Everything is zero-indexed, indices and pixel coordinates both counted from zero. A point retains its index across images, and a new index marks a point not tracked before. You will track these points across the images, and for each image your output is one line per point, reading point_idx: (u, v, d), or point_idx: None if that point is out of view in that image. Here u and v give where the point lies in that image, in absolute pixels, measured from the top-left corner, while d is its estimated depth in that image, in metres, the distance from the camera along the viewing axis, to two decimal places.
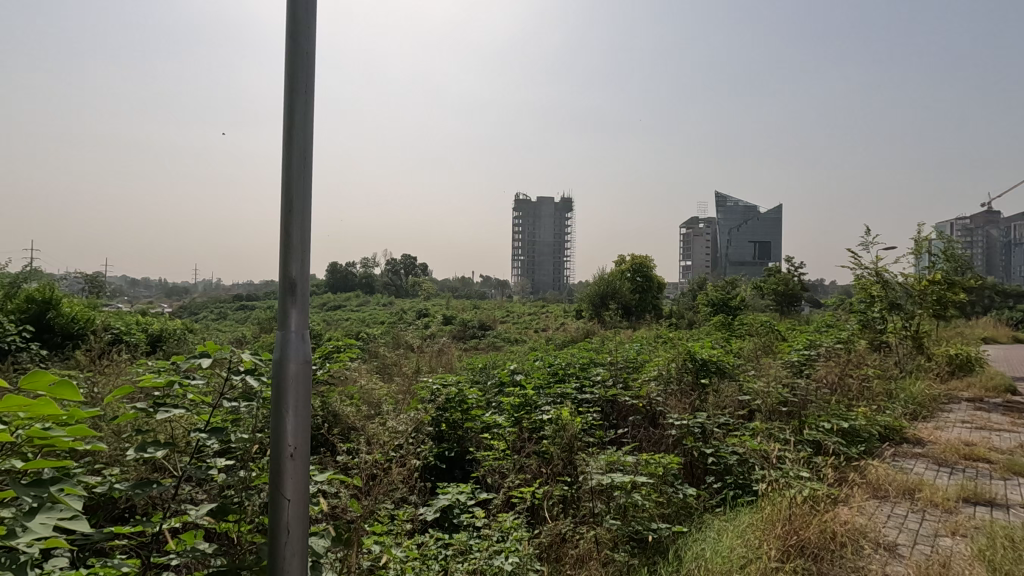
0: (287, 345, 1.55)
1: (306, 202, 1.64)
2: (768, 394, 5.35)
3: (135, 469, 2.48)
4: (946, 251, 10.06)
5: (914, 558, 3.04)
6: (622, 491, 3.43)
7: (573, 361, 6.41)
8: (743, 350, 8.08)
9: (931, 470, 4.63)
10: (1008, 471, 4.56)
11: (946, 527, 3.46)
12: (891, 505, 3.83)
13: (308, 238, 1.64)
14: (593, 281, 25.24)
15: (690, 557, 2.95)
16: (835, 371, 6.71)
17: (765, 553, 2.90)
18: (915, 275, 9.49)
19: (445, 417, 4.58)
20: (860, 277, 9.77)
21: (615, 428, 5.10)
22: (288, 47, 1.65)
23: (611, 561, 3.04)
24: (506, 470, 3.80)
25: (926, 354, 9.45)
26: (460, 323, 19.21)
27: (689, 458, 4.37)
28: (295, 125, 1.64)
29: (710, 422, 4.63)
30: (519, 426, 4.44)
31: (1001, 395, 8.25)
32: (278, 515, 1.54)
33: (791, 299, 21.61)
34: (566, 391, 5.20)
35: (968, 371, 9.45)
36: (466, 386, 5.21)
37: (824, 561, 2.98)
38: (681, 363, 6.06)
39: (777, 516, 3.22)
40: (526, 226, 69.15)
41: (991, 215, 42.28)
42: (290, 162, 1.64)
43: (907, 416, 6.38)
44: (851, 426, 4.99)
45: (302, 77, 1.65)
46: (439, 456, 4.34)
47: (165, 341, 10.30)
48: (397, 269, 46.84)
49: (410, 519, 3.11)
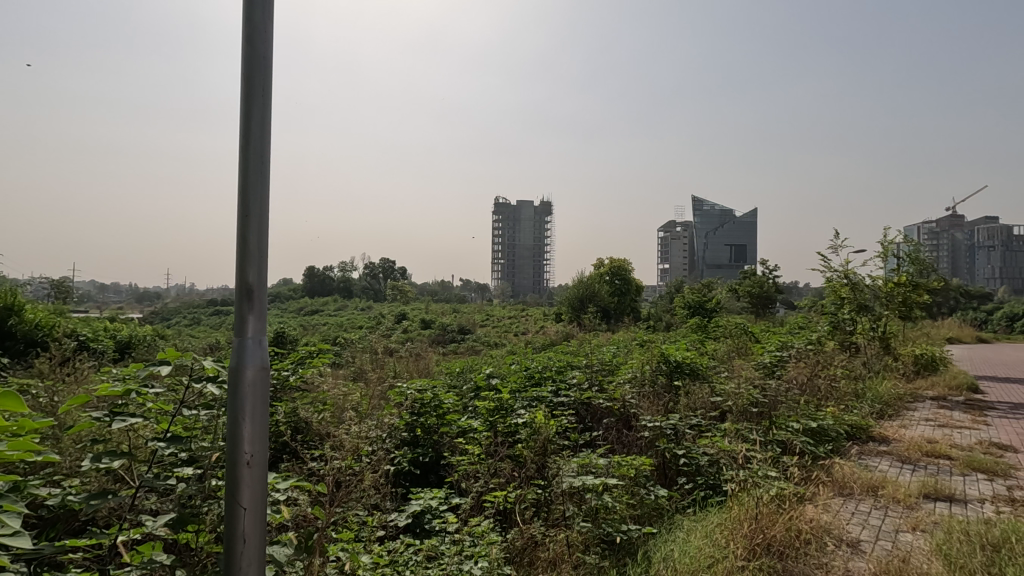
0: (243, 353, 1.53)
1: (264, 207, 1.64)
2: (739, 395, 5.41)
3: (96, 480, 2.43)
4: (913, 253, 10.37)
5: (875, 553, 3.11)
6: (593, 492, 3.44)
7: (550, 364, 6.45)
8: (717, 351, 8.20)
9: (894, 467, 4.76)
10: (967, 467, 4.71)
11: (907, 523, 3.56)
12: (855, 502, 3.93)
13: (266, 242, 1.63)
14: (573, 285, 25.39)
15: (659, 558, 2.98)
16: (805, 372, 6.85)
17: (732, 552, 2.94)
18: (883, 277, 9.76)
19: (420, 422, 4.53)
20: (830, 279, 10.01)
21: (590, 430, 5.15)
22: (245, 52, 1.63)
23: (581, 563, 3.05)
24: (480, 474, 3.80)
25: (892, 354, 9.71)
26: (439, 327, 19.18)
27: (662, 459, 4.44)
28: (251, 129, 1.63)
29: (682, 424, 4.68)
30: (494, 430, 4.42)
31: (963, 393, 8.52)
32: (234, 524, 1.52)
33: (766, 301, 22.05)
34: (542, 395, 5.21)
35: (933, 370, 9.73)
36: (441, 390, 5.17)
37: (789, 559, 3.03)
38: (654, 365, 6.12)
39: (744, 515, 3.27)
40: (507, 230, 69.25)
41: (956, 220, 43.87)
42: (246, 168, 1.62)
43: (874, 416, 6.55)
44: (819, 426, 5.10)
45: (259, 82, 1.64)
46: (413, 461, 4.27)
47: (135, 347, 10.05)
48: (376, 273, 46.51)
49: (382, 526, 3.08)
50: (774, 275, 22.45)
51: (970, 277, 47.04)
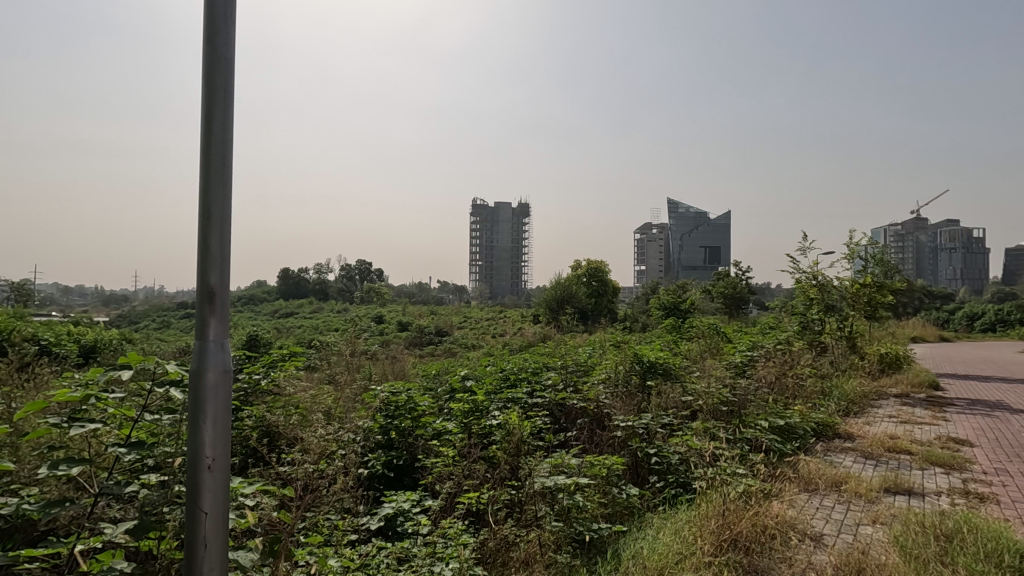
0: (204, 355, 1.52)
1: (226, 208, 1.62)
2: (709, 394, 5.50)
3: (57, 488, 2.38)
4: (877, 255, 10.69)
5: (836, 546, 3.20)
6: (565, 492, 3.48)
7: (526, 365, 6.48)
8: (689, 351, 8.34)
9: (858, 463, 4.91)
10: (926, 462, 4.88)
11: (868, 516, 3.67)
12: (820, 497, 4.04)
13: (229, 246, 1.62)
14: (550, 287, 25.49)
15: (628, 556, 3.01)
16: (774, 371, 7.01)
17: (700, 548, 3.00)
18: (850, 278, 10.04)
19: (394, 425, 4.49)
20: (799, 280, 10.25)
21: (564, 430, 5.19)
22: (206, 53, 1.62)
23: (553, 562, 3.08)
24: (454, 477, 3.79)
25: (858, 353, 9.98)
26: (416, 330, 19.07)
27: (635, 459, 4.51)
28: (212, 131, 1.62)
29: (654, 423, 4.75)
30: (469, 432, 4.40)
31: (925, 391, 8.82)
32: (195, 529, 1.51)
33: (739, 302, 22.49)
34: (517, 396, 5.22)
35: (896, 368, 10.05)
36: (416, 392, 5.14)
37: (754, 553, 3.11)
38: (628, 365, 6.17)
39: (712, 512, 3.34)
40: (484, 232, 69.22)
41: (919, 223, 45.47)
42: (208, 169, 1.61)
43: (840, 413, 6.74)
44: (787, 424, 5.24)
45: (221, 83, 1.63)
46: (387, 464, 4.23)
47: (100, 351, 9.79)
48: (352, 276, 46.08)
49: (354, 530, 3.06)
50: (746, 276, 22.93)
51: (933, 278, 48.70)
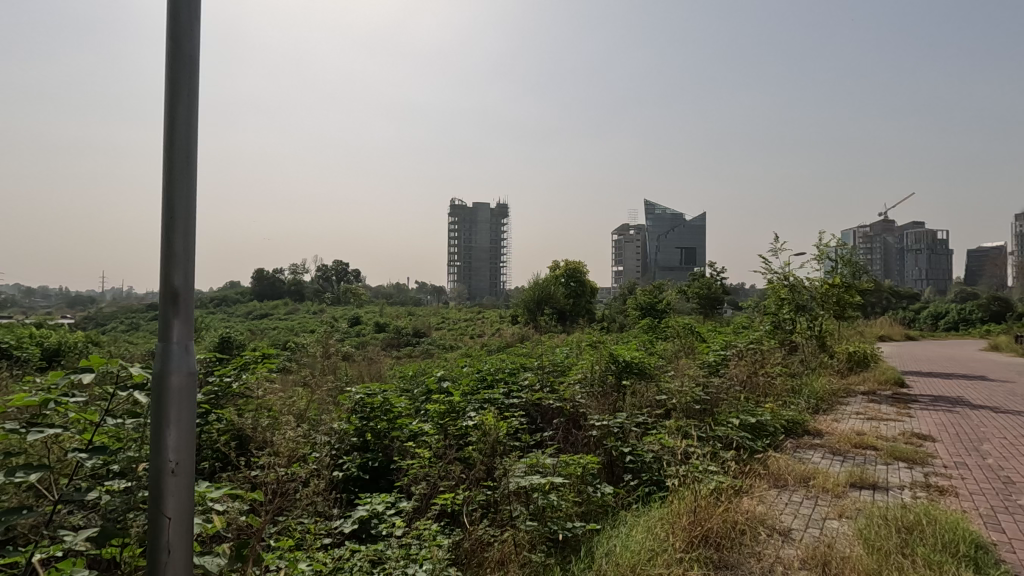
0: (168, 358, 1.49)
1: (190, 208, 1.60)
2: (683, 393, 5.59)
3: (15, 496, 2.30)
4: (846, 257, 10.99)
5: (803, 540, 3.29)
6: (540, 492, 3.50)
7: (503, 366, 6.50)
8: (664, 351, 8.45)
9: (826, 458, 5.04)
10: (890, 456, 5.03)
11: (834, 510, 3.77)
12: (789, 493, 4.13)
13: (193, 247, 1.60)
14: (529, 287, 25.57)
15: (602, 553, 3.04)
16: (746, 370, 7.16)
17: (671, 545, 3.06)
18: (819, 279, 10.28)
19: (369, 426, 4.45)
20: (771, 281, 10.48)
21: (540, 430, 5.22)
22: (169, 51, 1.60)
23: (528, 561, 3.09)
24: (430, 478, 3.78)
25: (827, 351, 10.24)
26: (394, 331, 18.95)
27: (609, 458, 4.56)
28: (176, 129, 1.59)
29: (629, 422, 4.80)
30: (445, 433, 4.38)
31: (890, 388, 9.10)
32: (158, 535, 1.48)
33: (713, 302, 22.91)
34: (493, 397, 5.21)
35: (864, 367, 10.33)
36: (392, 393, 5.10)
37: (724, 549, 3.17)
38: (604, 365, 6.21)
39: (683, 508, 3.39)
40: (463, 232, 69.10)
41: (886, 225, 46.94)
42: (171, 169, 1.58)
43: (809, 410, 6.90)
44: (757, 421, 5.35)
45: (185, 80, 1.61)
46: (362, 466, 4.19)
47: (63, 354, 9.50)
48: (328, 276, 45.51)
49: (327, 533, 3.03)
50: (721, 277, 23.34)
51: (899, 279, 50.25)
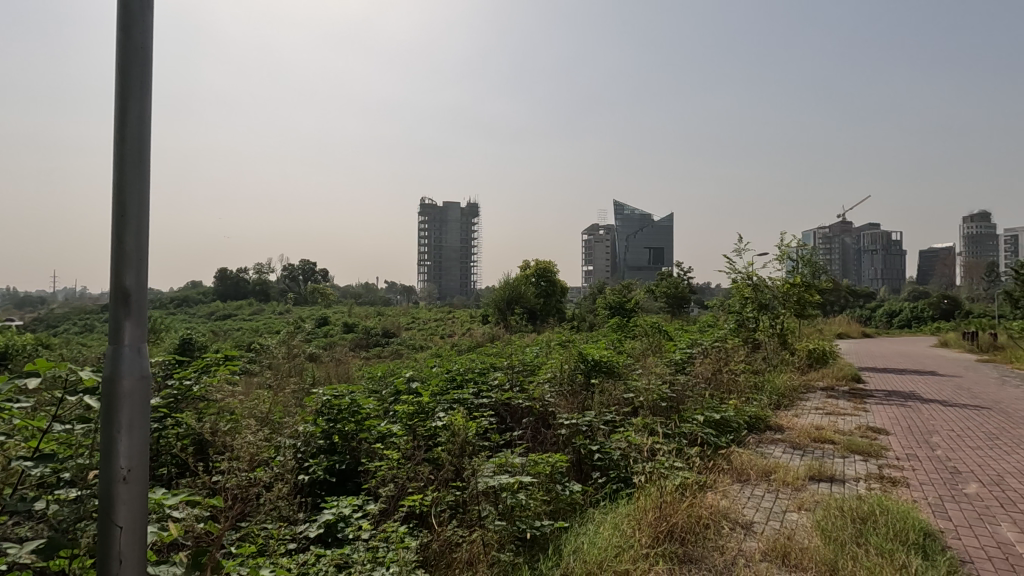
0: (118, 361, 1.44)
1: (142, 206, 1.55)
2: (650, 391, 5.67)
3: None
4: (806, 257, 11.34)
5: (764, 533, 3.38)
6: (508, 491, 3.50)
7: (472, 365, 6.48)
8: (632, 350, 8.57)
9: (787, 453, 5.19)
10: (847, 450, 5.21)
11: (794, 503, 3.89)
12: (751, 487, 4.24)
13: (146, 245, 1.54)
14: (499, 287, 25.58)
15: (569, 551, 3.06)
16: (711, 367, 7.32)
17: (637, 541, 3.10)
18: (781, 278, 10.58)
19: (337, 429, 4.33)
20: (735, 280, 10.74)
21: (510, 430, 5.22)
22: (119, 42, 1.54)
23: (497, 561, 3.08)
24: (398, 480, 3.73)
25: (789, 349, 10.54)
26: (362, 331, 18.70)
27: (578, 456, 4.59)
28: (127, 123, 1.54)
29: (597, 420, 4.85)
30: (414, 434, 4.32)
31: (847, 384, 9.43)
32: (108, 545, 1.43)
33: (680, 301, 23.35)
34: (463, 397, 5.18)
35: (823, 363, 10.68)
36: (360, 394, 5.02)
37: (689, 543, 3.23)
38: (573, 364, 6.24)
39: (649, 505, 3.44)
40: (433, 231, 68.67)
41: (844, 227, 48.65)
42: (122, 164, 1.52)
43: (771, 406, 7.10)
44: (722, 418, 5.47)
45: (137, 72, 1.55)
46: (329, 469, 4.11)
47: (11, 358, 9.05)
48: (295, 276, 44.60)
49: (292, 538, 2.96)
50: (687, 277, 23.82)
51: (856, 279, 52.14)
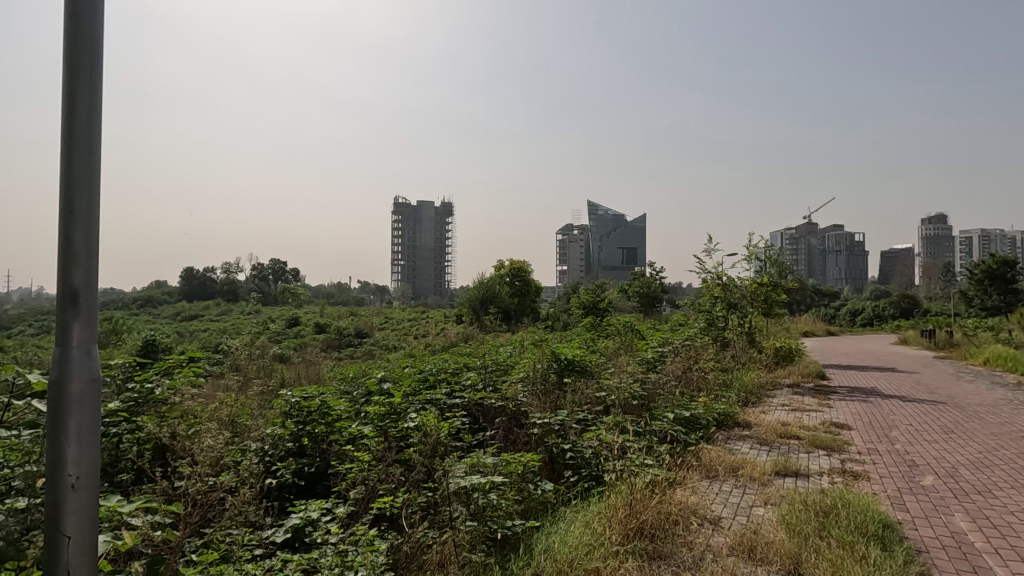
0: (66, 364, 1.37)
1: (93, 201, 1.49)
2: (621, 390, 5.71)
3: None
4: (773, 257, 11.62)
5: (731, 528, 3.43)
6: (480, 492, 3.48)
7: (445, 365, 6.44)
8: (605, 349, 8.64)
9: (754, 449, 5.31)
10: (812, 445, 5.35)
11: (761, 498, 3.97)
12: (719, 483, 4.31)
13: (97, 243, 1.48)
14: (474, 287, 25.53)
15: (540, 550, 3.05)
16: (681, 365, 7.44)
17: (608, 539, 3.12)
18: (749, 278, 10.82)
19: (307, 431, 4.24)
20: (705, 280, 10.93)
21: (483, 430, 5.20)
22: (68, 29, 1.48)
23: (468, 562, 3.06)
24: (368, 482, 3.68)
25: (757, 347, 10.78)
26: (335, 331, 18.45)
27: (550, 455, 4.61)
28: (76, 115, 1.47)
29: (569, 419, 4.88)
30: (385, 434, 4.26)
31: (812, 381, 9.70)
32: (55, 556, 1.37)
33: (653, 300, 23.68)
34: (435, 397, 5.14)
35: (789, 361, 10.95)
36: (330, 396, 4.93)
37: (659, 539, 3.27)
38: (545, 364, 6.26)
39: (619, 502, 3.46)
40: (407, 231, 68.16)
41: (809, 228, 50.12)
42: (70, 158, 1.46)
43: (739, 403, 7.25)
44: (691, 415, 5.56)
45: (86, 62, 1.50)
46: (297, 472, 4.02)
47: None
48: (265, 276, 43.68)
49: (257, 544, 2.88)
50: (659, 276, 24.17)
51: (822, 279, 53.66)
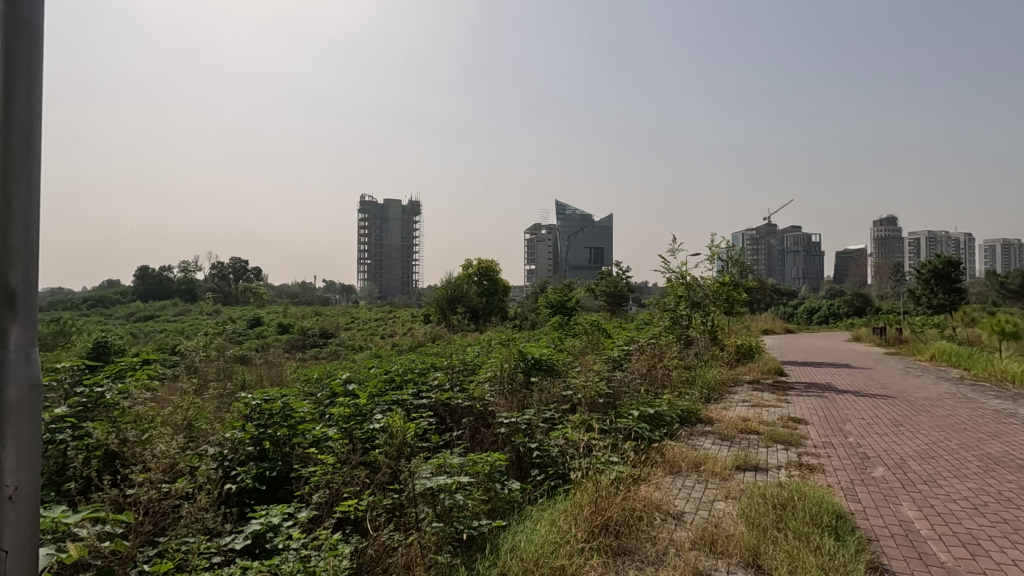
0: (3, 369, 1.30)
1: (32, 196, 1.41)
2: (587, 388, 5.77)
3: None
4: (734, 257, 11.94)
5: (693, 522, 3.51)
6: (446, 492, 3.44)
7: (412, 366, 6.38)
8: (573, 347, 8.72)
9: (716, 444, 5.44)
10: (771, 439, 5.52)
11: (722, 492, 4.07)
12: (682, 478, 4.40)
13: (36, 242, 1.41)
14: (441, 286, 25.40)
15: (507, 550, 3.04)
16: (646, 364, 7.56)
17: (573, 536, 3.14)
18: (712, 277, 11.09)
19: (267, 434, 4.12)
20: (670, 279, 11.15)
21: (450, 431, 5.17)
22: (3, 15, 1.40)
23: (434, 563, 3.04)
24: (333, 485, 3.60)
25: (719, 344, 11.05)
26: (299, 332, 18.10)
27: (517, 454, 4.62)
28: (13, 106, 1.40)
29: (536, 418, 4.90)
30: (350, 437, 4.18)
31: (771, 377, 10.00)
32: None
33: (619, 299, 24.03)
34: (401, 397, 5.08)
35: (750, 358, 11.26)
36: (293, 398, 4.81)
37: (623, 535, 3.31)
38: (512, 363, 6.27)
39: (585, 500, 3.50)
40: (374, 229, 67.31)
41: (769, 229, 51.72)
42: (6, 151, 1.39)
43: (702, 400, 7.43)
44: (655, 412, 5.66)
45: (25, 49, 1.42)
46: (258, 476, 3.91)
47: None
48: (225, 275, 42.44)
49: (216, 551, 2.79)
50: (625, 276, 24.54)
51: (780, 278, 55.39)
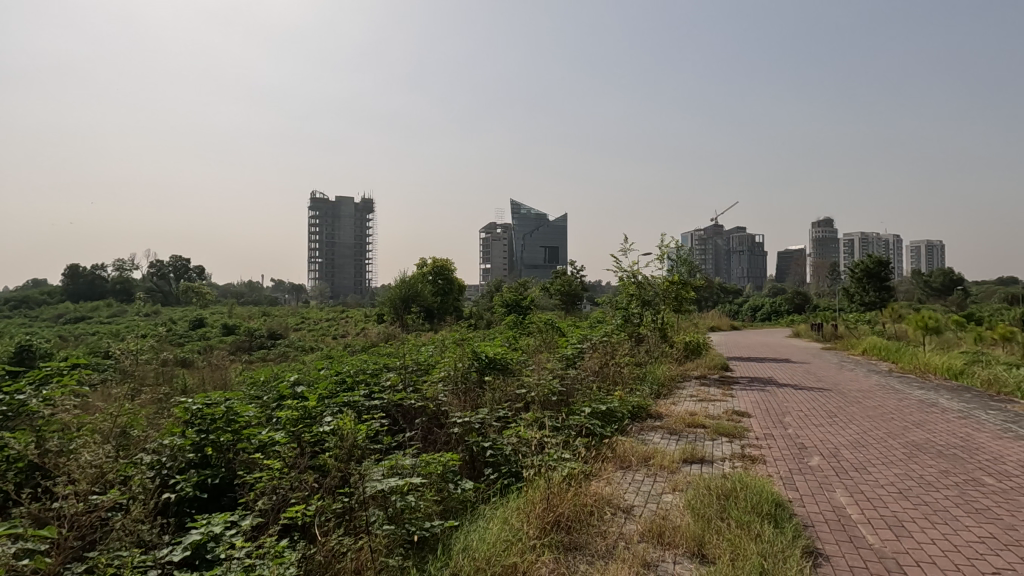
0: None
1: None
2: (541, 386, 5.81)
3: None
4: (683, 256, 12.28)
5: (642, 515, 3.60)
6: (397, 494, 3.39)
7: (364, 366, 6.27)
8: (527, 346, 8.77)
9: (664, 438, 5.59)
10: (716, 433, 5.72)
11: (670, 485, 4.19)
12: (632, 473, 4.51)
13: None
14: (395, 285, 25.02)
15: (459, 550, 3.02)
16: (598, 361, 7.69)
17: (525, 534, 3.16)
18: (661, 276, 11.37)
19: (210, 440, 3.96)
20: (621, 278, 11.36)
21: (403, 432, 5.10)
22: None
23: (384, 566, 2.99)
24: (278, 490, 3.48)
25: (668, 341, 11.35)
26: (245, 333, 17.45)
27: (470, 453, 4.61)
28: None
29: (489, 417, 4.90)
30: (298, 440, 4.06)
31: (717, 373, 10.36)
32: None
33: (573, 298, 24.32)
34: (352, 399, 4.97)
35: (698, 354, 11.63)
36: (238, 401, 4.63)
37: (574, 531, 3.36)
38: (466, 363, 6.24)
39: (537, 497, 3.52)
40: (325, 227, 65.62)
41: (716, 230, 53.57)
42: None
43: (652, 395, 7.62)
44: (607, 409, 5.76)
45: None
46: (199, 485, 3.74)
47: None
48: (165, 274, 40.37)
49: (151, 565, 2.65)
50: (579, 276, 24.87)
51: (727, 277, 57.46)
